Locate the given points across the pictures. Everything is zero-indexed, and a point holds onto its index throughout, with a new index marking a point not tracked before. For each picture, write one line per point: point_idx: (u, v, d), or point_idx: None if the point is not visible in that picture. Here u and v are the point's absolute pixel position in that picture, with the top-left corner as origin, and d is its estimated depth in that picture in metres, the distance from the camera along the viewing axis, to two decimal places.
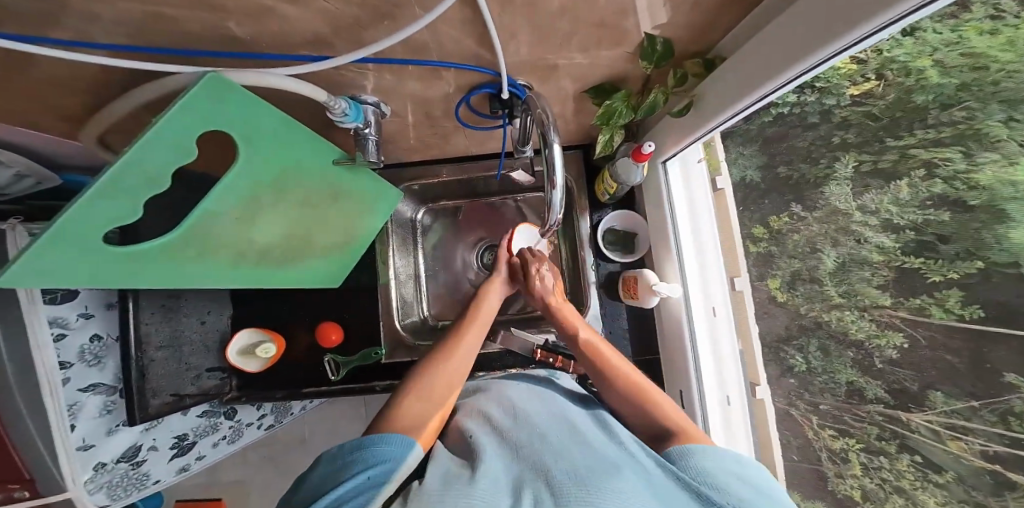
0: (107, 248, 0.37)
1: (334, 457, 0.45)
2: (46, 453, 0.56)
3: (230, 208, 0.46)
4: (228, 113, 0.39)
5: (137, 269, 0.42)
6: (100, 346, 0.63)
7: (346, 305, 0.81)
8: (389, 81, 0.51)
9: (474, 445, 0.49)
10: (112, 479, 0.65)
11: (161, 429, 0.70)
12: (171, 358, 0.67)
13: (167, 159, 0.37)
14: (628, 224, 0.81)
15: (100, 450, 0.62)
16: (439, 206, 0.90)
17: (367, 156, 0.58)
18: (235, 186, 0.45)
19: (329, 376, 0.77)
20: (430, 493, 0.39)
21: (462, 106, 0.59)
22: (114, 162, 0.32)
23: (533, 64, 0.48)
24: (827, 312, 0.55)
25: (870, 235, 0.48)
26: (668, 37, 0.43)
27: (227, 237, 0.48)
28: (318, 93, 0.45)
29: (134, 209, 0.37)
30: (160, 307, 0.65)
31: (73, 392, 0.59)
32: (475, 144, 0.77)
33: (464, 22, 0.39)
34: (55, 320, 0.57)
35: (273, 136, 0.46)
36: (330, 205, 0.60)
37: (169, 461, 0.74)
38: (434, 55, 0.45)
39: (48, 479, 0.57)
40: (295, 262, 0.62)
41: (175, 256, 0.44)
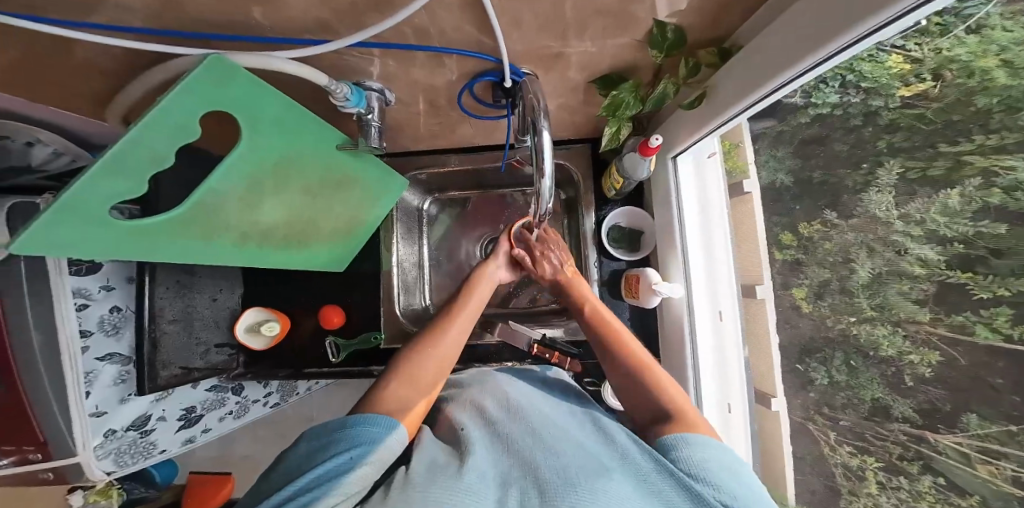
0: (111, 221, 0.37)
1: (319, 435, 0.45)
2: (61, 416, 0.58)
3: (235, 189, 0.47)
4: (232, 95, 0.39)
5: (143, 241, 0.43)
6: (118, 316, 0.65)
7: (350, 289, 0.82)
8: (393, 67, 0.51)
9: (463, 438, 0.48)
10: (121, 446, 0.67)
11: (170, 401, 0.73)
12: (182, 332, 0.70)
13: (173, 140, 0.37)
14: (634, 221, 0.78)
15: (112, 417, 0.65)
16: (445, 197, 0.91)
17: (370, 141, 0.57)
18: (240, 166, 0.45)
19: (329, 358, 0.78)
20: (411, 483, 0.38)
21: (465, 94, 0.58)
22: (117, 139, 0.32)
23: (537, 52, 0.46)
24: (856, 326, 0.52)
25: (913, 246, 0.46)
26: (680, 25, 0.40)
27: (230, 218, 0.49)
28: (318, 78, 0.44)
29: (137, 187, 0.38)
30: (175, 283, 0.68)
31: (91, 360, 0.61)
32: (482, 134, 0.76)
33: (467, 7, 0.37)
34: (78, 290, 0.59)
35: (278, 122, 0.46)
36: (334, 191, 0.61)
37: (176, 432, 0.76)
38: (436, 41, 0.44)
39: (60, 445, 0.59)
40: (298, 246, 0.62)
41: (181, 231, 0.45)
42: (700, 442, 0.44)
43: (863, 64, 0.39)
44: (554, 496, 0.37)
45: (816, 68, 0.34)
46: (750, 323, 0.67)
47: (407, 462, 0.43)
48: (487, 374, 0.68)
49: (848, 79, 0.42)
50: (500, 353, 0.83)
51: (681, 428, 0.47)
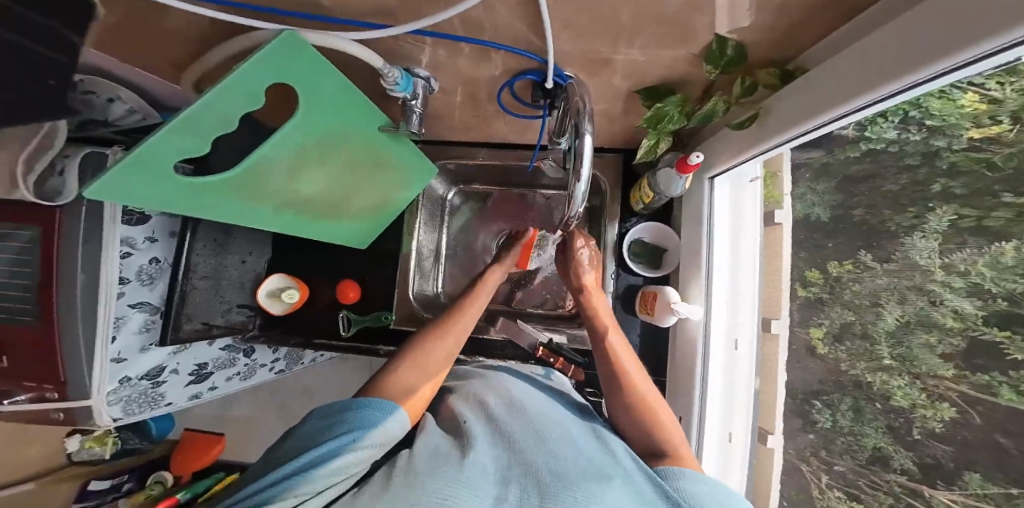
0: (172, 176, 0.39)
1: (324, 414, 0.45)
2: (85, 358, 0.59)
3: (284, 158, 0.47)
4: (301, 69, 0.40)
5: (198, 197, 0.44)
6: (155, 268, 0.66)
7: (364, 267, 0.82)
8: (439, 55, 0.50)
9: (465, 429, 0.48)
10: (132, 394, 0.68)
11: (184, 355, 0.74)
12: (210, 289, 0.72)
13: (240, 105, 0.38)
14: (658, 238, 0.77)
15: (130, 365, 0.65)
16: (470, 189, 0.90)
17: (410, 126, 0.58)
18: (292, 137, 0.46)
19: (341, 331, 0.79)
20: (412, 469, 0.38)
21: (505, 91, 0.58)
22: (193, 101, 0.33)
23: (585, 57, 0.45)
24: (871, 373, 0.51)
25: (949, 298, 0.43)
26: (742, 41, 0.39)
27: (275, 185, 0.50)
28: (374, 61, 0.45)
29: (201, 146, 0.39)
30: (212, 241, 0.72)
31: (124, 307, 0.62)
32: (515, 132, 0.75)
33: (524, 5, 0.37)
34: (125, 239, 0.60)
35: (334, 101, 0.47)
36: (371, 172, 0.61)
37: (185, 386, 0.77)
38: (486, 36, 0.44)
39: (77, 386, 0.61)
40: (329, 219, 0.63)
41: (229, 193, 0.46)
42: (697, 478, 0.43)
43: (932, 99, 0.36)
44: (552, 497, 0.36)
45: (880, 101, 0.32)
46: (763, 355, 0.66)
47: (411, 447, 0.43)
48: (489, 370, 0.67)
49: (912, 114, 0.40)
50: (506, 349, 0.83)
51: (674, 463, 0.46)
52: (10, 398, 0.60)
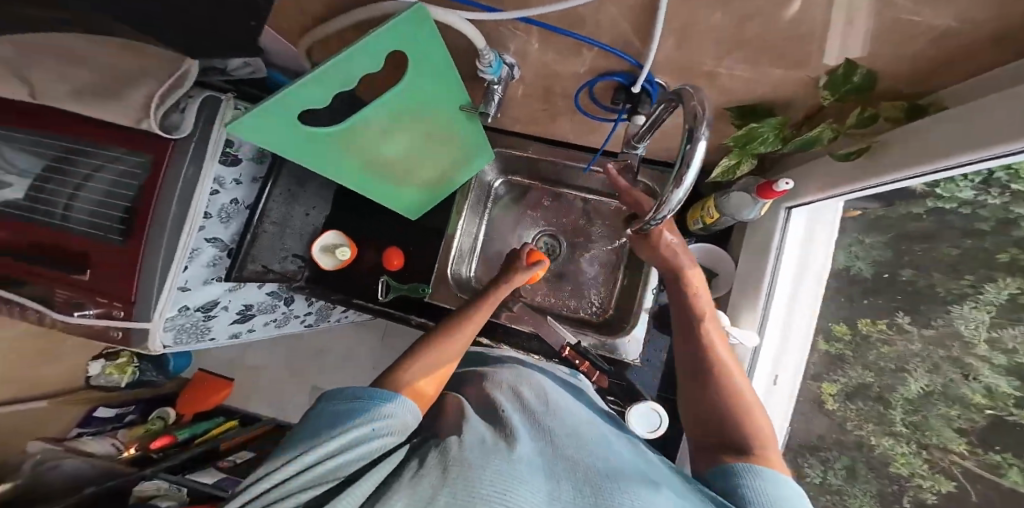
0: (296, 123, 0.44)
1: (341, 398, 0.45)
2: (155, 286, 0.58)
3: (377, 118, 0.52)
4: (416, 40, 0.44)
5: (307, 147, 0.49)
6: (233, 208, 0.68)
7: (410, 238, 0.86)
8: (533, 45, 0.52)
9: (505, 419, 0.48)
10: (184, 323, 0.69)
11: (237, 295, 0.76)
12: (275, 236, 0.75)
13: (361, 66, 0.42)
14: (710, 260, 0.73)
15: (192, 295, 0.67)
16: (516, 180, 0.91)
17: (487, 107, 0.58)
18: (389, 101, 0.50)
19: (378, 295, 0.83)
20: (464, 458, 0.39)
21: (582, 92, 0.58)
22: (330, 58, 0.37)
23: (681, 67, 0.46)
24: (878, 437, 0.59)
25: (986, 374, 0.47)
26: (872, 69, 0.37)
27: (365, 141, 0.55)
28: (478, 41, 0.47)
29: (323, 100, 0.43)
30: (286, 191, 0.75)
31: (201, 240, 0.64)
32: (577, 133, 0.76)
33: (637, 9, 0.38)
34: (218, 178, 0.61)
35: (430, 74, 0.51)
36: (441, 144, 0.65)
37: (228, 324, 0.80)
38: (588, 32, 0.44)
39: (142, 307, 0.59)
40: (396, 184, 0.68)
41: (330, 144, 0.51)
42: (779, 481, 0.41)
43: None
44: (607, 498, 0.36)
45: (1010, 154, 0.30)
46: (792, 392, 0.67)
47: (453, 436, 0.44)
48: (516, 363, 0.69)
49: (995, 176, 0.39)
50: (531, 341, 0.87)
51: (758, 461, 0.44)
52: (77, 311, 0.60)
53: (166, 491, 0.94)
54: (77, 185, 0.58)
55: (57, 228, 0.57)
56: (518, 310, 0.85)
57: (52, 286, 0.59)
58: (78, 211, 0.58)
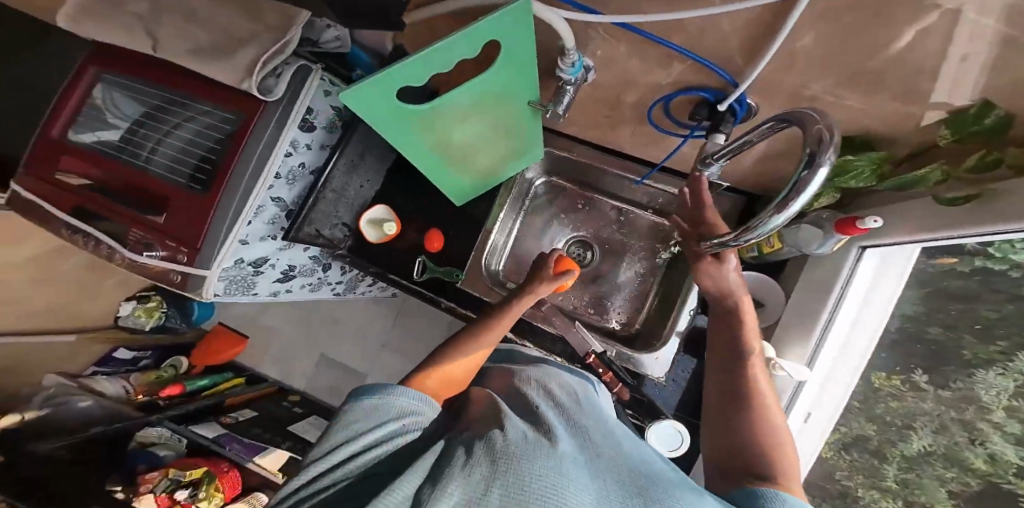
0: (389, 94, 0.49)
1: (371, 392, 0.47)
2: (223, 234, 0.58)
3: (460, 102, 0.56)
4: (517, 38, 0.47)
5: (389, 119, 0.55)
6: (299, 171, 0.69)
7: (451, 223, 0.87)
8: (619, 50, 0.51)
9: (541, 415, 0.48)
10: (235, 276, 0.69)
11: (284, 254, 0.78)
12: (332, 203, 0.77)
13: (462, 50, 0.46)
14: (757, 289, 0.74)
15: (249, 248, 0.67)
16: (556, 181, 0.93)
17: (558, 107, 0.60)
18: (475, 87, 0.54)
19: (414, 274, 0.84)
20: (511, 453, 0.38)
21: (657, 106, 0.58)
22: (440, 39, 0.42)
23: (777, 89, 0.45)
24: (864, 489, 0.71)
25: (990, 443, 0.56)
26: (1011, 113, 0.32)
27: (443, 119, 0.59)
28: (569, 41, 0.47)
29: (418, 78, 0.49)
30: (349, 161, 0.76)
31: (268, 196, 0.65)
32: (635, 145, 0.75)
33: (756, 27, 0.37)
34: (294, 140, 0.63)
35: (517, 71, 0.54)
36: (502, 136, 0.69)
37: (271, 282, 0.81)
38: (686, 43, 0.44)
39: (206, 253, 0.58)
40: (454, 167, 0.72)
41: (411, 122, 0.57)
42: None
43: None
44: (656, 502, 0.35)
45: None
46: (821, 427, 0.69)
47: (495, 430, 0.44)
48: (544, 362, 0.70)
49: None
50: (555, 343, 0.86)
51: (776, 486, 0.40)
52: (146, 252, 0.59)
53: (166, 441, 1.07)
54: (164, 132, 0.63)
55: (134, 167, 0.60)
56: (546, 309, 0.86)
57: (132, 226, 0.60)
58: (159, 155, 0.62)
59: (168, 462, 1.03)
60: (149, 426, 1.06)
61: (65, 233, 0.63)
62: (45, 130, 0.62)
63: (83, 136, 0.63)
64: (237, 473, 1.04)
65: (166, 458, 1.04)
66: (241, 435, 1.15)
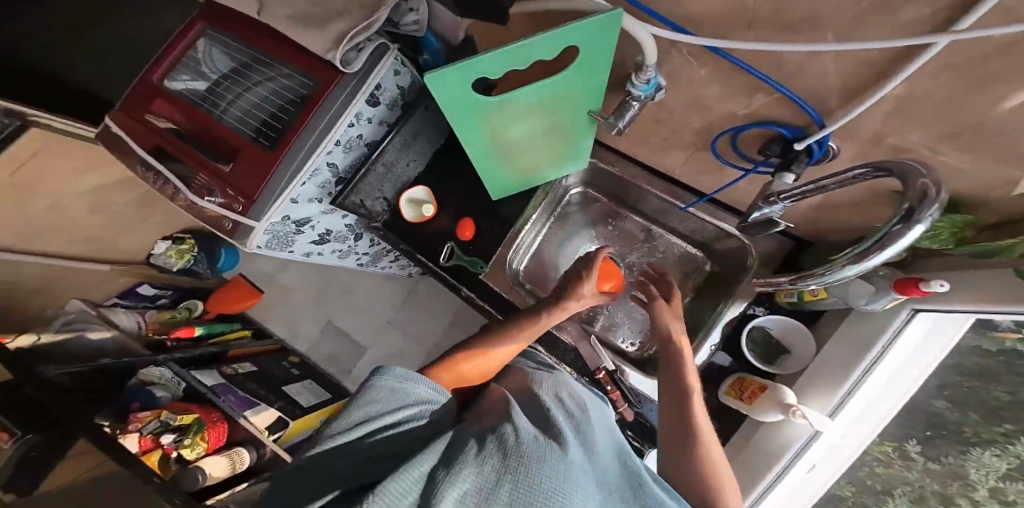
0: (464, 82, 0.49)
1: (389, 376, 0.45)
2: (280, 190, 0.61)
3: (529, 100, 0.56)
4: (601, 48, 0.47)
5: (455, 106, 0.54)
6: (356, 141, 0.71)
7: (485, 215, 0.86)
8: (698, 73, 0.49)
9: (551, 419, 0.48)
10: (278, 232, 0.72)
11: (325, 218, 0.81)
12: (381, 177, 0.80)
13: (545, 51, 0.46)
14: (785, 337, 0.76)
15: (298, 208, 0.70)
16: (592, 194, 0.93)
17: (619, 121, 0.58)
18: (547, 88, 0.54)
19: (440, 258, 0.84)
20: (523, 454, 0.38)
21: (724, 136, 0.57)
22: (532, 37, 0.42)
23: (865, 132, 0.43)
24: None
25: None
26: None
27: (506, 114, 0.58)
28: (650, 57, 0.46)
29: (497, 71, 0.48)
30: (402, 140, 0.78)
31: (325, 161, 0.67)
32: (685, 171, 0.74)
33: (863, 72, 0.36)
34: (362, 113, 0.68)
35: (591, 79, 0.54)
36: (556, 137, 0.69)
37: (307, 243, 0.84)
38: (776, 75, 0.42)
39: (261, 206, 0.61)
40: (502, 160, 0.72)
41: (476, 112, 0.56)
42: None
43: None
44: None
45: None
46: (823, 480, 0.69)
47: (501, 425, 0.43)
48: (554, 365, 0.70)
49: None
50: (565, 352, 0.85)
51: None
52: (207, 197, 0.62)
53: (166, 382, 1.08)
54: (244, 90, 0.67)
55: (213, 117, 0.64)
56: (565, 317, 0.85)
57: (198, 171, 0.63)
58: (235, 110, 0.66)
59: (164, 403, 1.05)
60: (154, 365, 1.08)
61: (139, 169, 0.66)
62: (144, 76, 0.65)
63: (175, 83, 0.66)
64: (225, 427, 1.04)
65: (164, 399, 1.06)
66: (237, 386, 1.17)
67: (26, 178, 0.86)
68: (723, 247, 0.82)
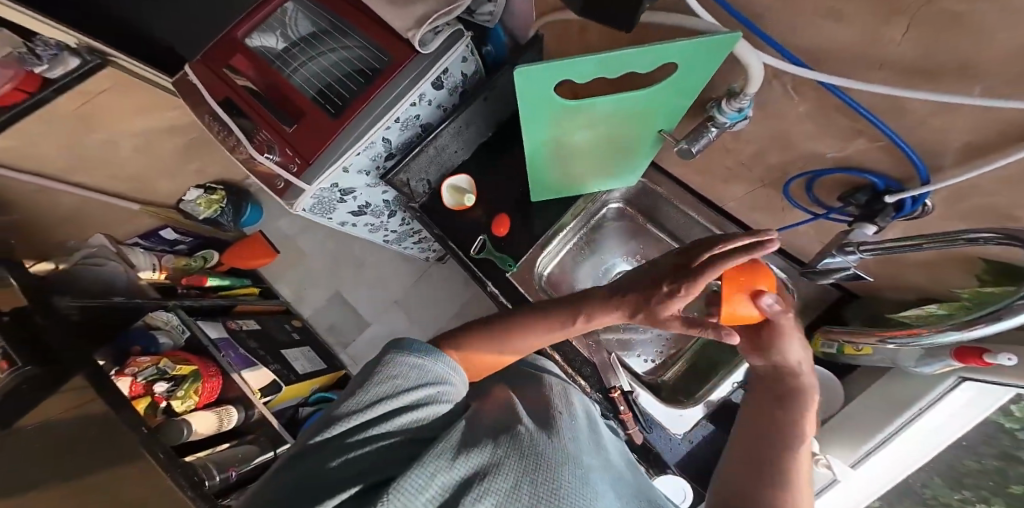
0: (548, 83, 0.46)
1: (408, 353, 0.37)
2: (332, 158, 0.71)
3: (604, 113, 0.53)
4: (697, 72, 0.44)
5: (529, 106, 0.51)
6: (411, 122, 0.78)
7: (524, 214, 0.83)
8: (796, 110, 0.47)
9: (558, 419, 0.40)
10: (323, 196, 0.77)
11: (368, 191, 0.84)
12: (431, 160, 0.79)
13: (639, 64, 0.44)
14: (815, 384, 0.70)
15: (347, 177, 0.76)
16: (629, 211, 0.88)
17: (691, 146, 0.55)
18: (628, 103, 0.51)
19: (471, 249, 0.82)
20: (542, 454, 0.33)
21: (801, 178, 0.55)
22: (632, 48, 0.40)
23: (974, 198, 0.41)
24: None
25: None
26: None
27: (576, 123, 0.56)
28: (753, 86, 0.43)
29: (584, 77, 0.46)
30: (457, 127, 0.77)
31: (381, 136, 0.75)
32: (740, 205, 0.71)
33: (992, 137, 0.34)
34: (422, 96, 0.75)
35: (672, 102, 0.51)
36: (617, 152, 0.66)
37: (346, 213, 0.86)
38: (893, 122, 0.39)
39: (313, 171, 0.71)
40: (553, 164, 0.68)
41: (546, 116, 0.54)
42: None
43: None
44: None
45: None
46: None
47: (515, 419, 0.37)
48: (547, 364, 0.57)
49: None
50: (582, 366, 0.79)
51: None
52: (266, 153, 0.74)
53: (170, 329, 1.06)
54: (309, 58, 0.80)
55: (281, 76, 0.77)
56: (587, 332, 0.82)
57: (262, 128, 0.75)
58: (303, 72, 0.79)
59: (163, 351, 1.03)
60: (161, 310, 1.07)
61: (206, 118, 0.80)
62: (230, 32, 0.80)
63: (254, 42, 0.81)
64: (219, 385, 1.02)
65: (164, 347, 1.04)
66: (240, 345, 1.14)
67: (89, 110, 0.93)
68: None
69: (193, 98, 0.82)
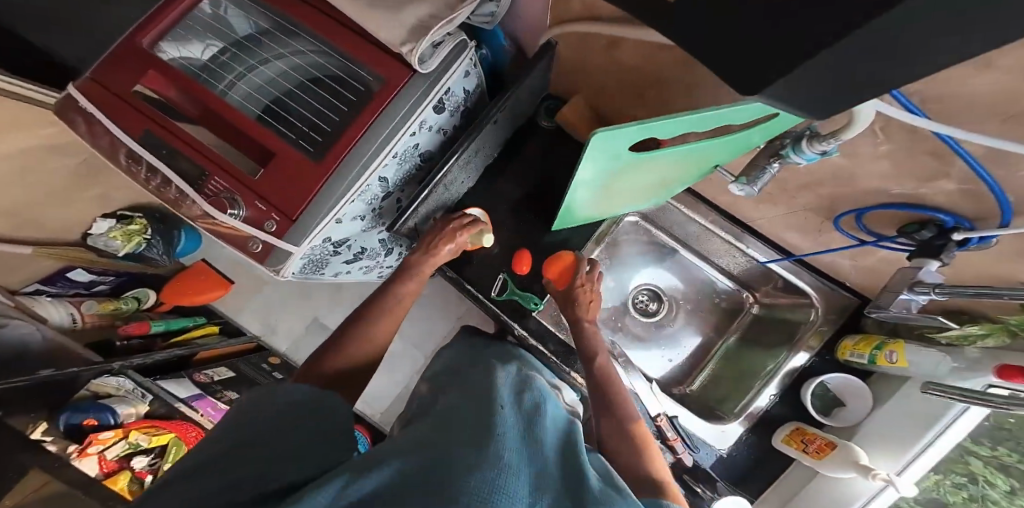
0: (636, 137, 0.42)
1: (272, 398, 0.41)
2: (321, 215, 0.57)
3: (673, 160, 0.48)
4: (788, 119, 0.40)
5: (597, 157, 0.46)
6: (410, 153, 0.66)
7: (543, 245, 0.77)
8: (875, 149, 0.44)
9: (495, 401, 0.44)
10: (314, 254, 0.64)
11: (363, 236, 0.72)
12: (437, 196, 0.69)
13: (732, 117, 0.40)
14: (842, 390, 0.70)
15: (340, 228, 0.64)
16: (644, 224, 0.87)
17: (753, 184, 0.52)
18: (702, 150, 0.46)
19: (491, 292, 0.76)
20: (466, 451, 0.35)
21: (851, 213, 0.55)
22: (731, 105, 0.37)
23: None
24: None
25: None
26: None
27: (638, 170, 0.51)
28: (852, 132, 0.38)
29: (667, 131, 0.42)
30: (466, 156, 0.67)
31: (378, 177, 0.62)
32: (766, 221, 0.71)
33: None
34: (424, 123, 0.63)
35: (743, 143, 0.47)
36: (658, 190, 0.60)
37: (341, 263, 0.74)
38: (994, 170, 0.37)
39: (299, 230, 0.57)
40: (575, 207, 0.61)
41: (612, 165, 0.49)
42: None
43: None
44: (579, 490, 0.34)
45: None
46: None
47: (453, 436, 0.38)
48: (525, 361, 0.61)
49: None
50: None
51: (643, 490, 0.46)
52: (229, 209, 0.58)
53: (125, 395, 0.84)
54: (248, 67, 0.64)
55: (215, 95, 0.60)
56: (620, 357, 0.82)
57: (212, 174, 0.59)
58: (243, 87, 0.63)
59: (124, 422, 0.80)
60: (107, 375, 0.84)
61: (121, 160, 0.60)
62: (129, 37, 0.60)
63: (167, 50, 0.62)
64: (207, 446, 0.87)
65: (126, 416, 0.81)
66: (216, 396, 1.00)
67: None
68: (775, 296, 0.81)
69: (86, 127, 0.61)
